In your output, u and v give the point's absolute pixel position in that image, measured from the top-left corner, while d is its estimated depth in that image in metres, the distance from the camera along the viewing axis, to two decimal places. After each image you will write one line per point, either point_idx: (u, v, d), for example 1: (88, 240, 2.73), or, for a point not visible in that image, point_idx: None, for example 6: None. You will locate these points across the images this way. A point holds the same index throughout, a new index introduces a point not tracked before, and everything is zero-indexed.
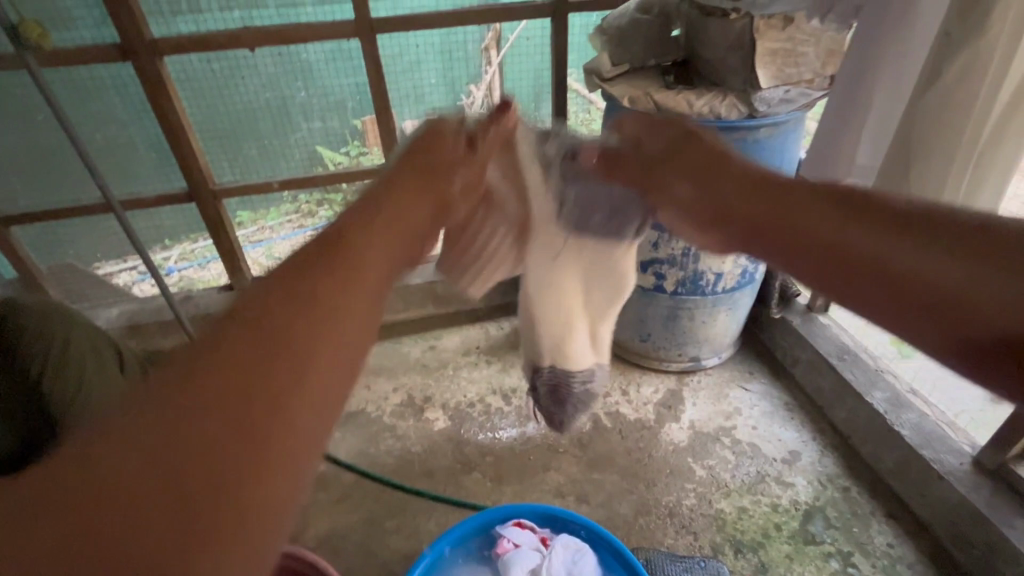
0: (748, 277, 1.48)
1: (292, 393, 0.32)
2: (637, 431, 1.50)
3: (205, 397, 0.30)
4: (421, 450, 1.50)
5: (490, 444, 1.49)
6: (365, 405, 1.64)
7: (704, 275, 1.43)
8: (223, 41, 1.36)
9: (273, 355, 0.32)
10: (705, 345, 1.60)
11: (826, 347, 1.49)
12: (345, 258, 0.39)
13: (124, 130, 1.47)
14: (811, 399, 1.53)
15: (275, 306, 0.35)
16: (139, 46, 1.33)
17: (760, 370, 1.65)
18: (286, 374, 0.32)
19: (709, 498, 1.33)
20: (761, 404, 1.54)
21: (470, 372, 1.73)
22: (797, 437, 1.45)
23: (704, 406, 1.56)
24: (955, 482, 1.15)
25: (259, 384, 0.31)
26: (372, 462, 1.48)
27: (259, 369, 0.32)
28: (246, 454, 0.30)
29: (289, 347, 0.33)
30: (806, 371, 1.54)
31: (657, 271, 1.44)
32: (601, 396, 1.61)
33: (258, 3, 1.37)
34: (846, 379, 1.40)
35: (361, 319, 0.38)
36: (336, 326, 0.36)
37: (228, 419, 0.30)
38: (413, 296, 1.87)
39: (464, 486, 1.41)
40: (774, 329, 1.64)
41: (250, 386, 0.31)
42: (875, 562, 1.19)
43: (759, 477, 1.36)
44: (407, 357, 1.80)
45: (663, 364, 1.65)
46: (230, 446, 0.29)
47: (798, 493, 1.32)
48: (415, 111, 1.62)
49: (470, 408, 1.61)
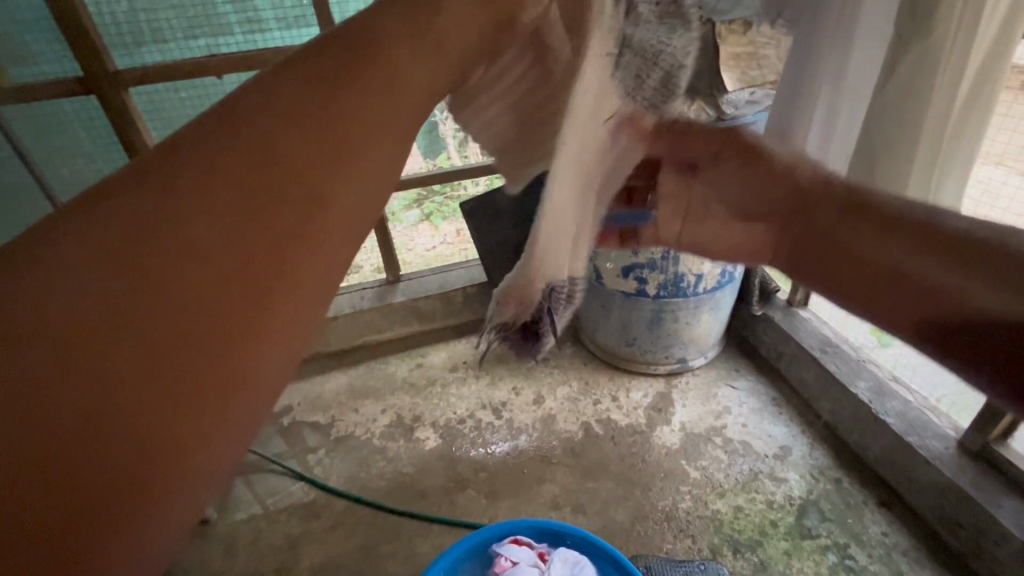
0: (728, 277, 1.50)
1: (269, 300, 0.25)
2: (629, 436, 1.50)
3: (173, 295, 0.23)
4: (413, 472, 1.47)
5: (483, 460, 1.48)
6: (354, 429, 1.61)
7: (684, 277, 1.44)
8: (188, 70, 1.35)
9: (248, 242, 0.25)
10: (691, 346, 1.61)
11: (809, 341, 1.51)
12: (336, 105, 0.28)
13: (91, 164, 1.45)
14: (798, 392, 1.55)
15: (256, 171, 0.26)
16: (103, 79, 1.31)
17: (746, 368, 1.67)
18: (246, 264, 0.24)
19: (704, 499, 1.32)
20: (749, 401, 1.56)
21: (459, 388, 1.72)
22: (787, 431, 1.46)
23: (694, 407, 1.56)
24: (941, 466, 1.17)
25: (222, 283, 0.24)
26: (363, 487, 1.45)
27: (227, 260, 0.24)
28: (224, 374, 0.23)
29: (270, 237, 0.25)
30: (791, 366, 1.56)
31: (639, 275, 1.45)
32: (591, 404, 1.61)
33: (223, 30, 1.37)
34: (830, 371, 1.42)
35: (358, 216, 0.29)
36: (323, 217, 0.27)
37: (183, 321, 0.23)
38: (397, 314, 1.85)
39: (458, 504, 1.38)
40: (757, 326, 1.67)
41: (215, 288, 0.24)
42: (871, 552, 1.20)
43: (753, 475, 1.36)
44: (394, 377, 1.78)
45: (651, 368, 1.66)
46: (209, 361, 0.23)
47: (792, 488, 1.33)
48: None
49: (461, 425, 1.59)
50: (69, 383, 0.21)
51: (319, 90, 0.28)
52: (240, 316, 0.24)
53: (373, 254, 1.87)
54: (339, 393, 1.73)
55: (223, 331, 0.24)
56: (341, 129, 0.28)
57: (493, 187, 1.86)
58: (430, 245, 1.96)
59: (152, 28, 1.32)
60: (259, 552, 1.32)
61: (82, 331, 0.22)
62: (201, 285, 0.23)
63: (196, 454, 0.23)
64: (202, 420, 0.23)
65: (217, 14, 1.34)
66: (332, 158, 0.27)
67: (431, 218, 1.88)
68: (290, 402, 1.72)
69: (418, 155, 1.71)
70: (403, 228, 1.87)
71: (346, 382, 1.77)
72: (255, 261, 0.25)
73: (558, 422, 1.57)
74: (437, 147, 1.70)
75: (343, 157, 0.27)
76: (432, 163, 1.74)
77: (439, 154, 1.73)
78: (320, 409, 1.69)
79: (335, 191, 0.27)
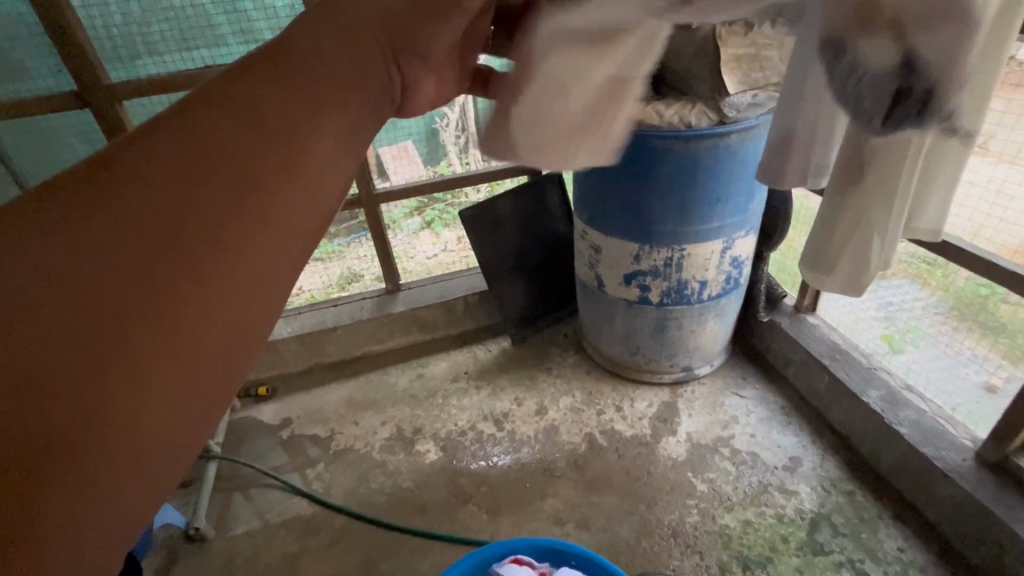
0: (733, 283, 1.46)
1: (248, 298, 0.29)
2: (634, 447, 1.47)
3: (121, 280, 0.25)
4: (413, 486, 1.44)
5: (485, 473, 1.45)
6: (353, 442, 1.59)
7: (688, 284, 1.41)
8: (182, 81, 1.34)
9: (231, 249, 0.28)
10: (696, 354, 1.58)
11: (818, 348, 1.47)
12: (280, 114, 0.31)
13: None
14: (808, 400, 1.51)
15: (210, 172, 0.28)
16: (96, 92, 1.30)
17: (753, 376, 1.63)
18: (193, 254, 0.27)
19: (712, 514, 1.29)
20: (757, 410, 1.52)
21: (460, 399, 1.69)
22: (797, 441, 1.42)
23: (701, 417, 1.53)
24: (959, 478, 1.12)
25: (208, 282, 0.27)
26: (362, 502, 1.42)
27: (214, 260, 0.27)
28: (168, 363, 0.25)
29: (230, 231, 0.28)
30: (800, 373, 1.52)
31: (641, 283, 1.42)
32: (595, 414, 1.58)
33: (217, 42, 1.35)
34: (840, 380, 1.38)
35: (312, 223, 0.33)
36: (290, 228, 0.31)
37: (177, 316, 0.26)
38: (397, 324, 1.83)
39: (459, 520, 1.35)
40: (765, 332, 1.63)
41: (142, 333, 0.25)
42: (886, 568, 1.15)
43: (762, 487, 1.32)
44: (394, 388, 1.76)
45: (656, 377, 1.63)
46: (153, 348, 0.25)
47: (802, 501, 1.29)
48: (391, 137, 1.60)
49: (462, 437, 1.56)
50: (67, 374, 0.23)
51: (285, 99, 0.32)
52: (230, 312, 0.28)
53: (373, 262, 1.84)
54: (338, 406, 1.71)
55: (208, 326, 0.27)
56: (298, 148, 0.32)
57: (493, 193, 1.86)
58: (432, 253, 1.93)
59: (146, 40, 1.31)
60: (256, 569, 1.29)
61: (82, 331, 0.24)
62: (190, 279, 0.26)
63: (186, 439, 0.27)
64: (191, 409, 0.26)
65: (211, 25, 1.33)
66: (292, 173, 0.31)
67: (432, 226, 1.86)
68: (290, 415, 1.70)
69: (418, 163, 1.67)
70: (404, 236, 1.84)
71: (346, 394, 1.75)
72: (240, 266, 0.28)
73: (561, 433, 1.53)
74: (438, 155, 1.67)
75: (278, 194, 0.30)
76: (433, 169, 1.71)
77: (440, 161, 1.70)
78: (320, 421, 1.66)
79: (292, 204, 0.31)
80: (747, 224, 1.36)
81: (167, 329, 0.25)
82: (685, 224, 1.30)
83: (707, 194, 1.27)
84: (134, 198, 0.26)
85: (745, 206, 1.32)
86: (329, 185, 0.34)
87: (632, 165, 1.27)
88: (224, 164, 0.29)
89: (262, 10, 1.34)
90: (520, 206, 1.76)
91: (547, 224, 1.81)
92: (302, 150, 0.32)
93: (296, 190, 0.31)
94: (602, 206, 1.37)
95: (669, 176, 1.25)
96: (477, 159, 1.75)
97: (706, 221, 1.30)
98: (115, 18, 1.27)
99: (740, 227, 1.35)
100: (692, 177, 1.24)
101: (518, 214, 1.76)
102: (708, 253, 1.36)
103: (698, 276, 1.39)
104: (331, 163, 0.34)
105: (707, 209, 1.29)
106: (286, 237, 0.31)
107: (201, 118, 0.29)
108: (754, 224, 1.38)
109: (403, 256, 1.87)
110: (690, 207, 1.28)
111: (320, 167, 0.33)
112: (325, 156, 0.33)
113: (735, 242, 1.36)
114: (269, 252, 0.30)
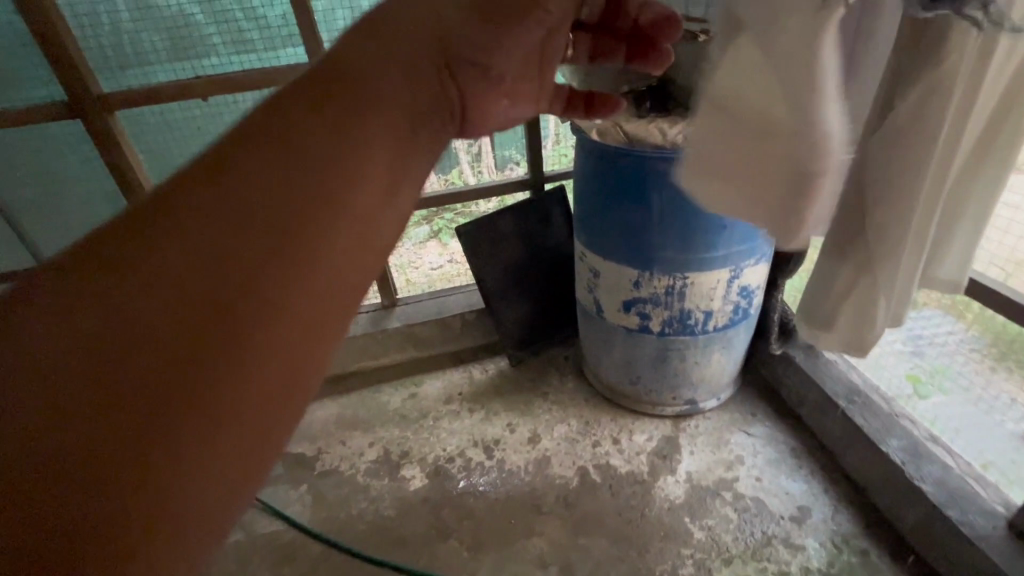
0: (742, 314, 1.36)
1: (321, 320, 0.34)
2: (629, 485, 1.38)
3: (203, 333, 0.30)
4: (394, 515, 1.38)
5: (469, 505, 1.38)
6: (338, 463, 1.54)
7: (691, 314, 1.31)
8: (172, 92, 1.32)
9: (302, 282, 0.33)
10: (701, 387, 1.48)
11: (834, 387, 1.35)
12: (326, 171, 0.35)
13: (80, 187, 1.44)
14: (822, 443, 1.40)
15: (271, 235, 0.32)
16: (88, 102, 1.29)
17: (763, 412, 1.52)
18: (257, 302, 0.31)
19: (709, 566, 1.19)
20: (765, 451, 1.41)
21: (451, 422, 1.62)
22: (807, 489, 1.31)
23: (703, 455, 1.43)
24: (990, 549, 0.99)
25: (289, 308, 0.32)
26: (340, 529, 1.37)
27: (287, 293, 0.32)
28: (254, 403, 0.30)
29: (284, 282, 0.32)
30: (814, 413, 1.41)
31: (641, 310, 1.33)
32: (590, 446, 1.49)
33: (207, 52, 1.32)
34: (857, 424, 1.26)
35: (352, 271, 0.36)
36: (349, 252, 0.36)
37: (262, 343, 0.31)
38: (392, 341, 1.77)
39: (437, 555, 1.28)
40: (778, 366, 1.52)
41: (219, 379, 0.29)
42: None
43: (765, 539, 1.22)
44: (385, 407, 1.70)
45: (658, 408, 1.53)
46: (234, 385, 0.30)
47: (810, 558, 1.18)
48: None
49: (450, 464, 1.50)
50: (159, 417, 0.28)
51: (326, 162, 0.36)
52: (308, 333, 0.33)
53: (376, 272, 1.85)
54: (327, 424, 1.67)
55: (288, 352, 0.32)
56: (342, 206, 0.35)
57: (502, 206, 1.81)
58: (437, 265, 1.88)
59: (137, 51, 1.29)
60: None
61: (173, 381, 0.29)
62: (272, 312, 0.31)
63: (254, 465, 0.31)
64: (281, 414, 0.32)
65: (202, 36, 1.30)
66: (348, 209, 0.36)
67: (440, 236, 1.81)
68: None
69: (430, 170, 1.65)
70: (412, 245, 1.82)
71: (337, 412, 1.71)
72: (312, 296, 0.33)
73: (552, 465, 1.45)
74: (450, 163, 1.66)
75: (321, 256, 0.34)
76: (445, 178, 1.69)
77: (453, 169, 1.68)
78: (307, 439, 1.62)
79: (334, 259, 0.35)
80: (757, 252, 1.25)
81: (257, 355, 0.31)
82: (688, 251, 1.21)
83: (711, 221, 1.17)
84: (222, 241, 0.31)
85: (754, 233, 1.22)
86: (381, 208, 0.39)
87: (631, 187, 1.18)
88: (289, 204, 0.33)
89: (255, 20, 1.31)
90: (521, 223, 1.68)
91: (549, 242, 1.73)
92: (356, 183, 0.36)
93: (353, 221, 0.36)
94: (600, 229, 1.29)
95: (670, 200, 1.16)
96: (490, 168, 1.71)
97: (711, 249, 1.21)
98: (106, 30, 1.25)
99: (748, 255, 1.25)
100: (695, 202, 1.15)
101: (518, 231, 1.69)
102: (713, 282, 1.26)
103: (701, 305, 1.30)
104: (381, 188, 0.39)
105: (712, 236, 1.19)
106: (348, 265, 0.36)
107: (262, 156, 0.34)
108: (765, 251, 1.28)
109: (407, 267, 1.84)
110: (693, 233, 1.19)
111: (372, 197, 0.38)
112: (373, 186, 0.38)
113: (743, 270, 1.26)
114: (337, 279, 0.35)
